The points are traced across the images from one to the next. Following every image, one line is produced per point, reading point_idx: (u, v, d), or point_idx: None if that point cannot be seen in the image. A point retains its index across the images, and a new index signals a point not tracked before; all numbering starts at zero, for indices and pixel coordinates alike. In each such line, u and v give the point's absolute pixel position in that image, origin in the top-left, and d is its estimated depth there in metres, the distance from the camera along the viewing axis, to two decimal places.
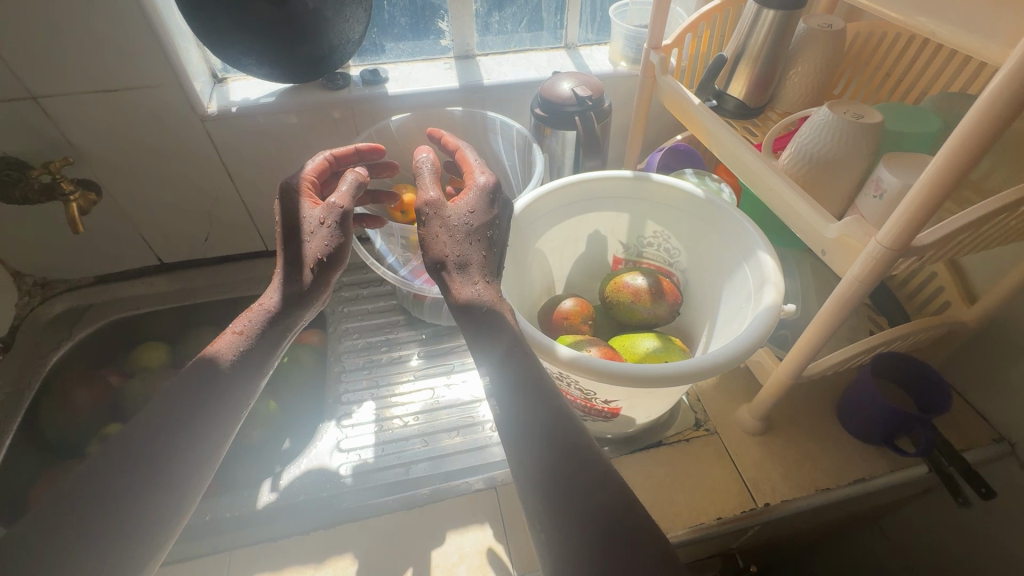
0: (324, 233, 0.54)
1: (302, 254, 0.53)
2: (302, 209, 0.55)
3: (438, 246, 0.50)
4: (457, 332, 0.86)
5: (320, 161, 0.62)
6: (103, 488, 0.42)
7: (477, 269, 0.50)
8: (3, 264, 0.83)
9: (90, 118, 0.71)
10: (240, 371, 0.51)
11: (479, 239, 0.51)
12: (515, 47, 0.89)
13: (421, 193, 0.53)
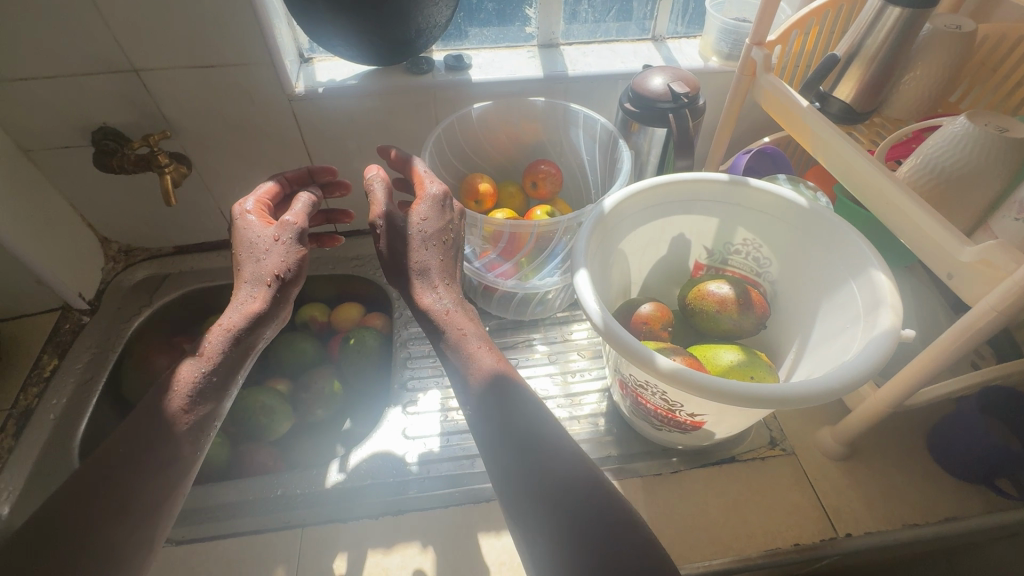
0: (283, 246, 0.53)
1: (258, 270, 0.52)
2: (257, 227, 0.55)
3: (399, 257, 0.56)
4: (522, 327, 0.85)
5: (271, 184, 0.64)
6: (118, 489, 0.45)
7: (436, 275, 0.55)
8: (92, 229, 0.87)
9: (184, 92, 0.72)
10: (207, 393, 0.49)
11: (434, 245, 0.56)
12: (601, 37, 0.86)
13: (373, 208, 0.57)
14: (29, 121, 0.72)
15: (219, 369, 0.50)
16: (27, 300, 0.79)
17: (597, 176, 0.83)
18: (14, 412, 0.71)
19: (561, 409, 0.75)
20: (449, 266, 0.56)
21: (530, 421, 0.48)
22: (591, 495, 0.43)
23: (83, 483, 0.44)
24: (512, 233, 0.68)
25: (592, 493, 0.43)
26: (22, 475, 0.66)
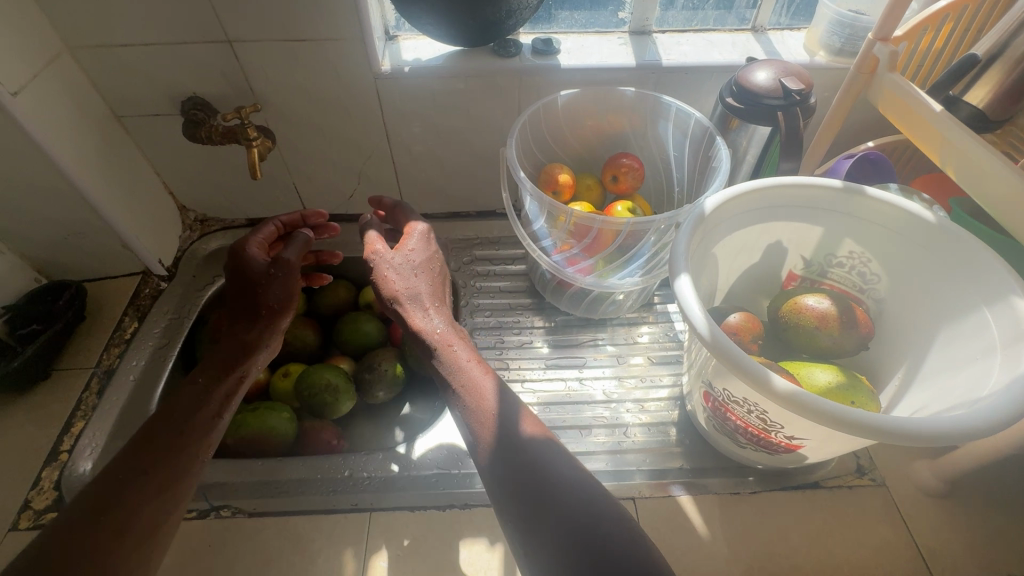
0: (285, 276, 0.61)
1: (263, 301, 0.60)
2: (257, 262, 0.62)
3: (392, 285, 0.63)
4: (590, 325, 0.83)
5: (269, 227, 0.70)
6: (124, 502, 0.47)
7: (428, 298, 0.64)
8: (172, 197, 0.88)
9: (274, 65, 0.72)
10: (205, 410, 0.55)
11: (426, 272, 0.66)
12: (697, 25, 0.81)
13: (372, 244, 0.67)
14: (124, 87, 0.73)
15: (222, 391, 0.57)
16: (112, 263, 0.81)
17: (683, 172, 0.79)
18: (97, 370, 0.73)
19: (630, 413, 0.72)
20: (438, 291, 0.66)
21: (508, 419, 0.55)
22: (569, 496, 0.48)
23: (102, 490, 0.48)
24: (598, 230, 0.65)
25: (575, 492, 0.49)
26: (103, 432, 0.67)
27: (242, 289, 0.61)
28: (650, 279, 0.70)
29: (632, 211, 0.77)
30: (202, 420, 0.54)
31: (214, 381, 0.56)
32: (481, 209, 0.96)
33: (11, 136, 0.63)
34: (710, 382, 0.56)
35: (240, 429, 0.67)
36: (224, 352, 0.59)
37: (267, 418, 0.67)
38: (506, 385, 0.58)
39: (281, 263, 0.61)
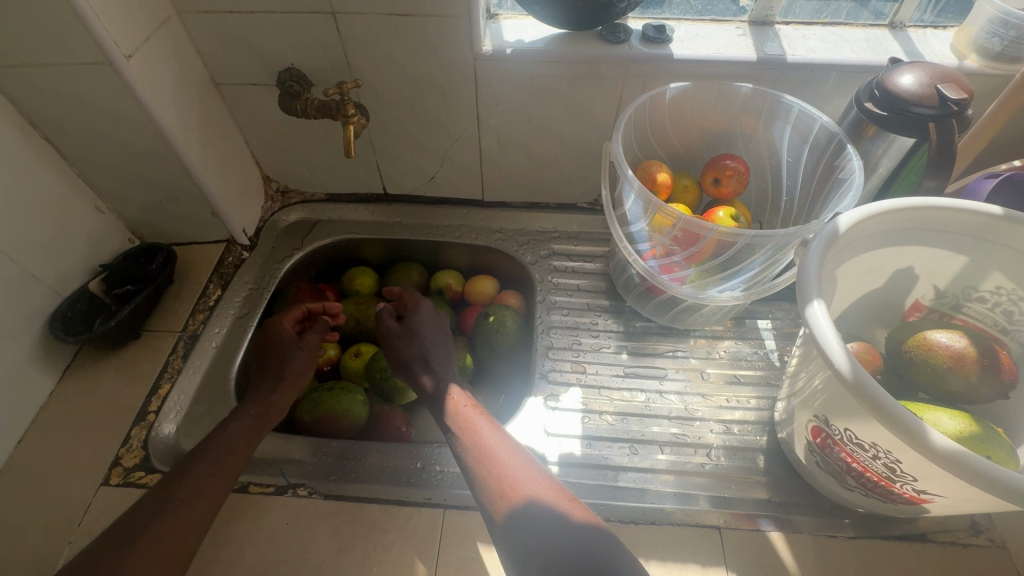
0: (306, 351, 0.67)
1: (285, 369, 0.64)
2: (282, 335, 0.67)
3: (396, 351, 0.68)
4: (672, 335, 0.78)
5: (296, 309, 0.71)
6: (148, 523, 0.47)
7: (433, 363, 0.66)
8: (258, 166, 0.89)
9: (374, 39, 0.69)
10: (225, 450, 0.54)
11: (430, 336, 0.69)
12: (827, 18, 0.74)
13: (383, 322, 0.71)
14: (225, 54, 0.72)
15: (244, 438, 0.57)
16: (199, 229, 0.82)
17: (797, 180, 0.71)
18: (183, 335, 0.74)
19: (714, 433, 0.68)
20: (446, 356, 0.68)
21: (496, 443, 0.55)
22: (566, 532, 0.47)
23: (126, 520, 0.48)
24: (709, 240, 0.59)
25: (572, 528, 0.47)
26: (188, 396, 0.69)
27: (267, 361, 0.65)
28: (752, 296, 0.65)
29: (736, 219, 0.70)
30: (228, 459, 0.54)
31: (238, 432, 0.57)
32: (561, 201, 0.92)
33: (122, 98, 0.63)
34: (826, 419, 0.51)
35: (315, 409, 0.67)
36: (247, 409, 0.59)
37: (340, 401, 0.67)
38: (499, 426, 0.58)
39: (303, 341, 0.67)
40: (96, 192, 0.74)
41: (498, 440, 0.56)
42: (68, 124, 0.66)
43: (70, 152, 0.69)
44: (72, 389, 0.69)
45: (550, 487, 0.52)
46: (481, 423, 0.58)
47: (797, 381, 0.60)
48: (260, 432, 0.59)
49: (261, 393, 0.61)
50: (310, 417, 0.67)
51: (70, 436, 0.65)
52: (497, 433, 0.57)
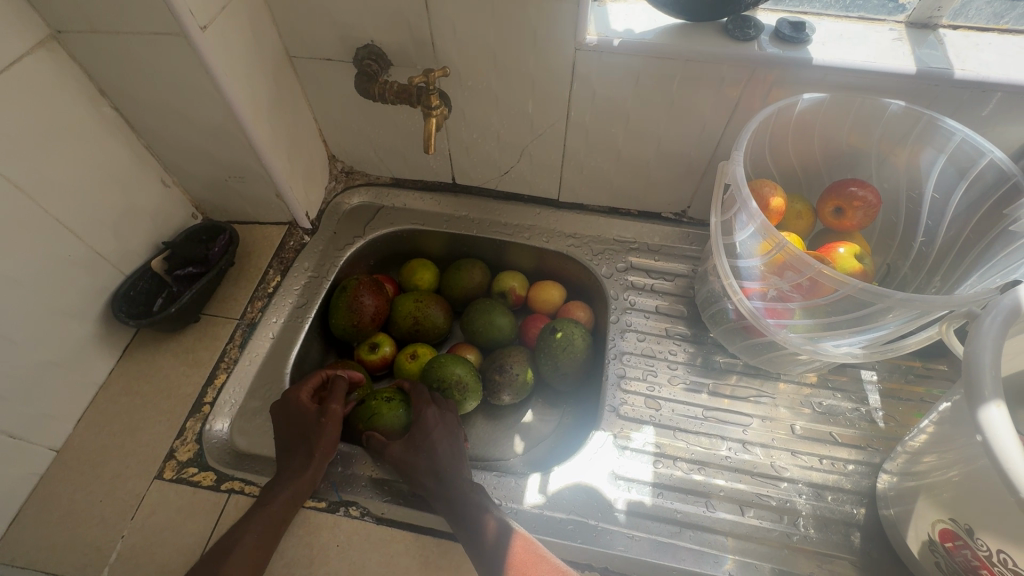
0: (334, 425, 0.60)
1: (316, 443, 0.58)
2: (302, 409, 0.60)
3: (407, 468, 0.59)
4: (759, 377, 0.70)
5: (312, 380, 0.63)
6: None
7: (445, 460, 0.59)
8: (325, 145, 0.84)
9: (467, 19, 0.62)
10: (261, 532, 0.53)
11: (436, 436, 0.61)
12: (1007, 24, 0.61)
13: (387, 447, 0.60)
14: (303, 25, 0.66)
15: (277, 515, 0.54)
16: (262, 210, 0.78)
17: (942, 221, 0.61)
18: (242, 322, 0.72)
19: (803, 498, 0.61)
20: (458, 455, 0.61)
21: (487, 531, 0.53)
22: None
23: None
24: (842, 294, 0.51)
25: None
26: (243, 391, 0.67)
27: (293, 436, 0.59)
28: (872, 356, 0.56)
29: (860, 258, 0.60)
30: (269, 534, 0.53)
31: (277, 511, 0.54)
32: (645, 208, 0.83)
33: (194, 71, 0.58)
34: (969, 530, 0.46)
35: (369, 421, 0.63)
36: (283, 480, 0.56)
37: (389, 416, 0.63)
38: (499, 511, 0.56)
39: (330, 411, 0.60)
40: (163, 165, 0.71)
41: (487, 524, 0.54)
42: (137, 94, 0.62)
43: (140, 124, 0.66)
44: (133, 369, 0.68)
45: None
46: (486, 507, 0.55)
47: (922, 461, 0.54)
48: (295, 508, 0.56)
49: (295, 466, 0.57)
50: (364, 429, 0.63)
51: (128, 420, 0.64)
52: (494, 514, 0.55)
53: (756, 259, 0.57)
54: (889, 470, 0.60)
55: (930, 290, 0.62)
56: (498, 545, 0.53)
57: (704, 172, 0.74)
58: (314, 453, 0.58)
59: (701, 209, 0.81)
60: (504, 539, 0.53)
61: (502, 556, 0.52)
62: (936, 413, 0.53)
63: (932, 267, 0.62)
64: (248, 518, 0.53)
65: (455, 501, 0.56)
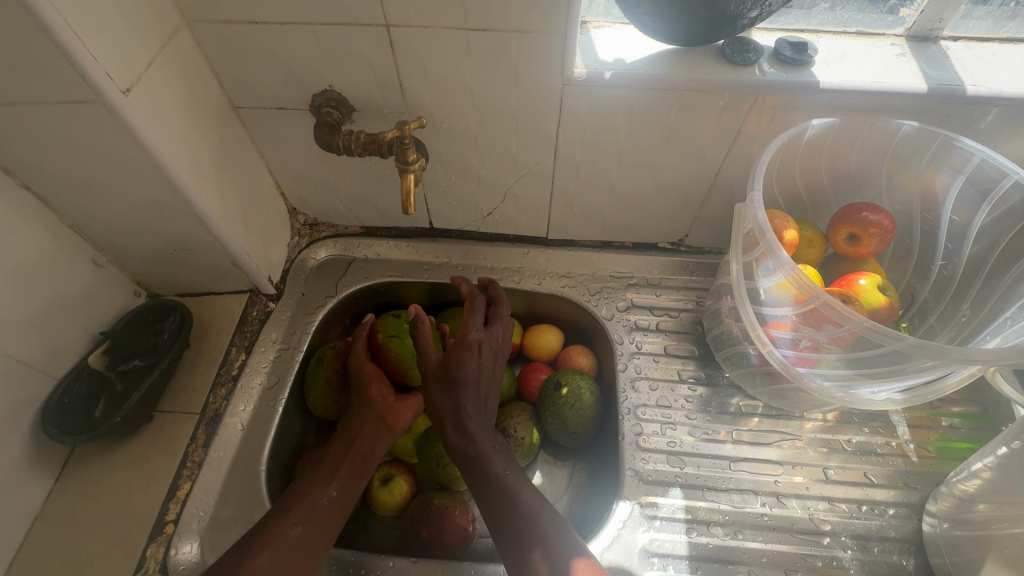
0: (370, 369, 0.63)
1: (364, 398, 0.61)
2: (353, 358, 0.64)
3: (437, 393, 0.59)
4: (783, 418, 0.65)
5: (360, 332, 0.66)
6: None
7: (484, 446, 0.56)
8: (283, 198, 0.74)
9: (439, 59, 0.55)
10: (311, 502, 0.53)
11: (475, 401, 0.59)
12: (1009, 33, 0.58)
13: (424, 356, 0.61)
14: (246, 72, 0.58)
15: (327, 477, 0.56)
16: (217, 280, 0.69)
17: (964, 243, 0.58)
18: (203, 416, 0.62)
19: (849, 552, 0.57)
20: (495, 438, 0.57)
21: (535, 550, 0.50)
22: None
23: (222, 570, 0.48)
24: (885, 349, 0.47)
25: None
26: (212, 500, 0.57)
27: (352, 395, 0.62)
28: (914, 402, 0.52)
29: (885, 290, 0.56)
30: (321, 503, 0.53)
31: (331, 473, 0.56)
32: (640, 240, 0.77)
33: (118, 141, 0.49)
34: None
35: (389, 338, 0.65)
36: (337, 445, 0.58)
37: (410, 341, 0.66)
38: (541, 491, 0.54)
39: (358, 361, 0.63)
40: (93, 244, 0.61)
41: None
42: (51, 171, 0.52)
43: (58, 201, 0.55)
44: (77, 491, 0.58)
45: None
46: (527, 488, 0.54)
47: (975, 509, 0.51)
48: (351, 472, 0.57)
49: (349, 425, 0.60)
50: (385, 342, 0.65)
51: (75, 556, 0.54)
52: (552, 543, 0.49)
53: (786, 308, 0.52)
54: (934, 513, 0.56)
55: (959, 317, 0.59)
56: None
57: (704, 201, 0.69)
58: (365, 405, 0.60)
59: (700, 237, 0.76)
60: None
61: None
62: (994, 458, 0.51)
63: (957, 294, 0.59)
64: (300, 504, 0.53)
65: (502, 519, 0.52)
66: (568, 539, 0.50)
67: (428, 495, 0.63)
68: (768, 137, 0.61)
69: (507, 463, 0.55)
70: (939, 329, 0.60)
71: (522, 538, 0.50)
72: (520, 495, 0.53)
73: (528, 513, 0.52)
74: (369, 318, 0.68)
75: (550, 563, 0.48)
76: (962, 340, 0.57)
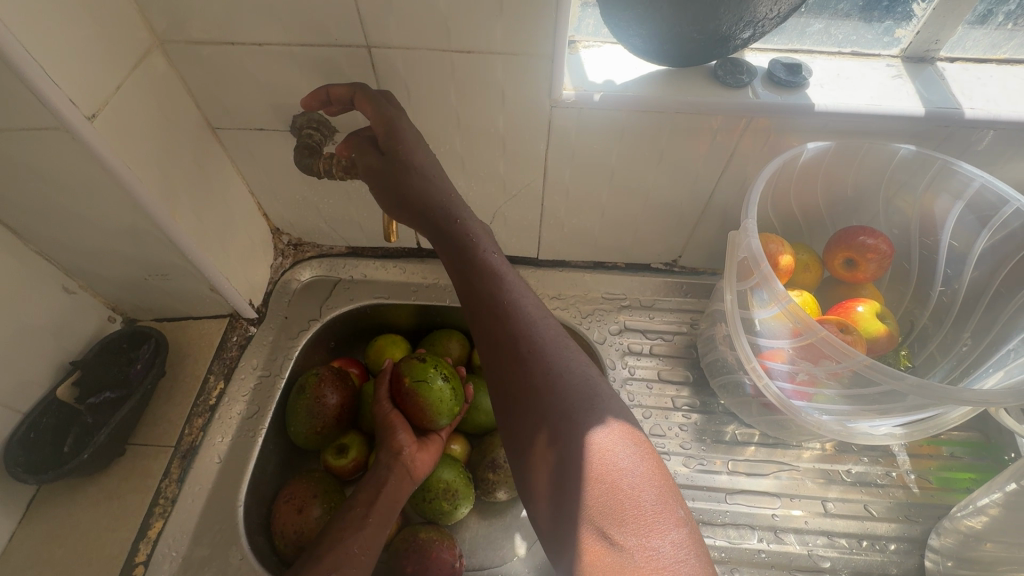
0: (394, 414, 0.61)
1: (387, 443, 0.59)
2: (378, 408, 0.62)
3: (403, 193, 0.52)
4: (780, 448, 0.63)
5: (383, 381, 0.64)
6: None
7: (510, 299, 0.51)
8: (266, 218, 0.72)
9: (422, 80, 0.53)
10: (333, 551, 0.52)
11: (488, 243, 0.54)
12: (1007, 55, 0.57)
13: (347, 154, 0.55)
14: (222, 92, 0.56)
15: (354, 524, 0.54)
16: (195, 305, 0.66)
17: (964, 269, 0.57)
18: (178, 449, 0.60)
19: None
20: (514, 280, 0.52)
21: (575, 425, 0.44)
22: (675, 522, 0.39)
23: None
24: (885, 386, 0.45)
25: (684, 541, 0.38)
26: (186, 539, 0.55)
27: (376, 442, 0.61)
28: (917, 437, 0.50)
29: (883, 318, 0.54)
30: (346, 551, 0.52)
31: (359, 520, 0.54)
32: (633, 260, 0.75)
33: (84, 170, 0.47)
34: None
35: (411, 383, 0.60)
36: (357, 493, 0.57)
37: (440, 385, 0.61)
38: (573, 344, 0.50)
39: (382, 406, 0.62)
40: (63, 270, 0.58)
41: (550, 417, 0.45)
42: (15, 198, 0.50)
43: (24, 228, 0.53)
44: (44, 531, 0.55)
45: (636, 465, 0.41)
46: (558, 350, 0.48)
47: (983, 548, 0.51)
48: (376, 516, 0.55)
49: (372, 473, 0.58)
50: (410, 388, 0.60)
51: None
52: (566, 379, 0.46)
53: (782, 339, 0.51)
54: (936, 548, 0.56)
55: (959, 347, 0.57)
56: (574, 438, 0.43)
57: (697, 223, 0.68)
58: (392, 450, 0.58)
59: (693, 258, 0.74)
60: (575, 435, 0.43)
61: (575, 472, 0.42)
62: (996, 497, 0.50)
63: (957, 321, 0.57)
64: (335, 545, 0.52)
65: (529, 352, 0.48)
66: (583, 376, 0.47)
67: (414, 529, 0.61)
68: (763, 159, 0.59)
69: (537, 310, 0.51)
70: (939, 357, 0.58)
71: (539, 373, 0.47)
72: (539, 335, 0.49)
73: (546, 355, 0.48)
74: (388, 363, 0.66)
75: (564, 393, 0.45)
76: (963, 370, 0.56)
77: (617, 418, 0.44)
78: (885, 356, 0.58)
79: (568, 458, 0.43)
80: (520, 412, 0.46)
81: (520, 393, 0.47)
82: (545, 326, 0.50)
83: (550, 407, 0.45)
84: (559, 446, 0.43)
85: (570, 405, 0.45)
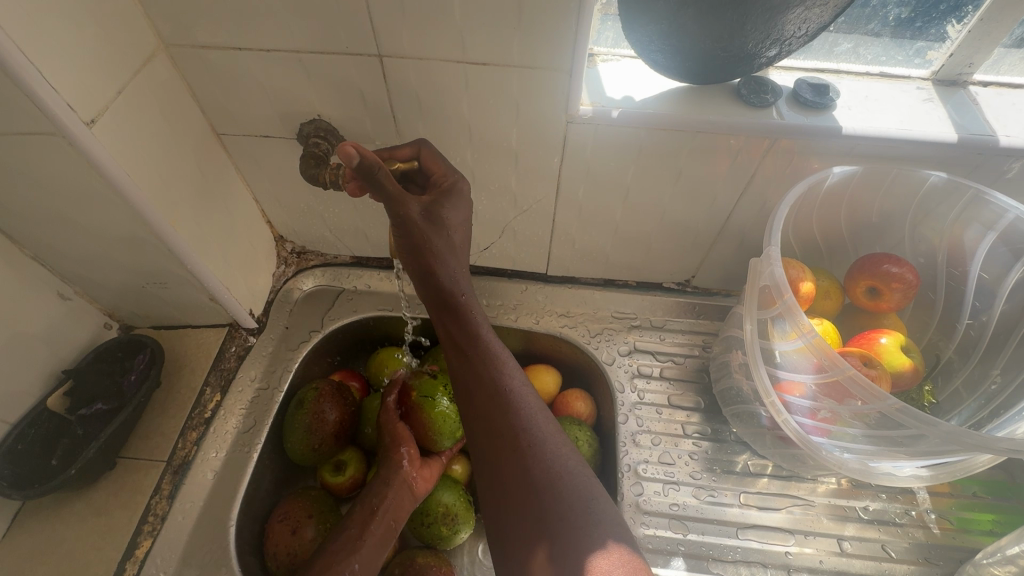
0: (399, 430, 0.59)
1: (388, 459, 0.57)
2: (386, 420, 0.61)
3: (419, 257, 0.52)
4: (795, 480, 0.61)
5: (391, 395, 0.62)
6: None
7: (506, 392, 0.52)
8: (269, 225, 0.70)
9: (433, 90, 0.51)
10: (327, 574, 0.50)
11: (486, 327, 0.55)
12: None
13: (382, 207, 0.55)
14: (228, 98, 0.54)
15: (348, 546, 0.52)
16: (194, 313, 0.65)
17: (994, 302, 0.55)
18: (171, 464, 0.58)
19: None
20: (512, 368, 0.54)
21: (580, 529, 0.45)
22: None
23: None
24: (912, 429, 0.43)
25: None
26: (174, 559, 0.53)
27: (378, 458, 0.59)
28: (943, 479, 0.47)
29: (909, 350, 0.52)
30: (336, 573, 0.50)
31: (354, 540, 0.53)
32: (644, 279, 0.73)
33: (83, 178, 0.45)
34: None
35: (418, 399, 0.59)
36: (354, 512, 0.55)
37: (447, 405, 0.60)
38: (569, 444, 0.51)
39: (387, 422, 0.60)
40: (60, 276, 0.57)
41: (545, 519, 0.46)
42: (12, 204, 0.48)
43: (20, 234, 0.52)
44: (31, 545, 0.53)
45: None
46: (558, 450, 0.50)
47: None
48: (371, 538, 0.53)
49: (371, 491, 0.56)
50: (416, 404, 0.59)
51: None
52: (567, 482, 0.48)
53: (803, 369, 0.48)
54: None
55: (988, 385, 0.54)
56: (568, 546, 0.45)
57: (713, 244, 0.65)
58: (393, 468, 0.56)
59: (707, 279, 0.71)
60: (570, 540, 0.45)
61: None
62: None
63: (986, 356, 0.55)
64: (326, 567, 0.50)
65: (529, 453, 0.50)
66: (579, 476, 0.49)
67: (410, 554, 0.58)
68: (786, 182, 0.57)
69: (532, 402, 0.53)
70: (966, 395, 0.56)
71: (539, 471, 0.49)
72: (539, 431, 0.51)
73: (545, 452, 0.50)
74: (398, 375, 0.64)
75: (564, 496, 0.47)
76: (991, 410, 0.53)
77: (616, 530, 0.46)
78: (909, 392, 0.55)
79: (560, 564, 0.44)
80: (514, 509, 0.48)
81: (521, 492, 0.48)
82: (542, 420, 0.52)
83: (548, 508, 0.47)
84: (553, 548, 0.45)
85: (571, 510, 0.46)
